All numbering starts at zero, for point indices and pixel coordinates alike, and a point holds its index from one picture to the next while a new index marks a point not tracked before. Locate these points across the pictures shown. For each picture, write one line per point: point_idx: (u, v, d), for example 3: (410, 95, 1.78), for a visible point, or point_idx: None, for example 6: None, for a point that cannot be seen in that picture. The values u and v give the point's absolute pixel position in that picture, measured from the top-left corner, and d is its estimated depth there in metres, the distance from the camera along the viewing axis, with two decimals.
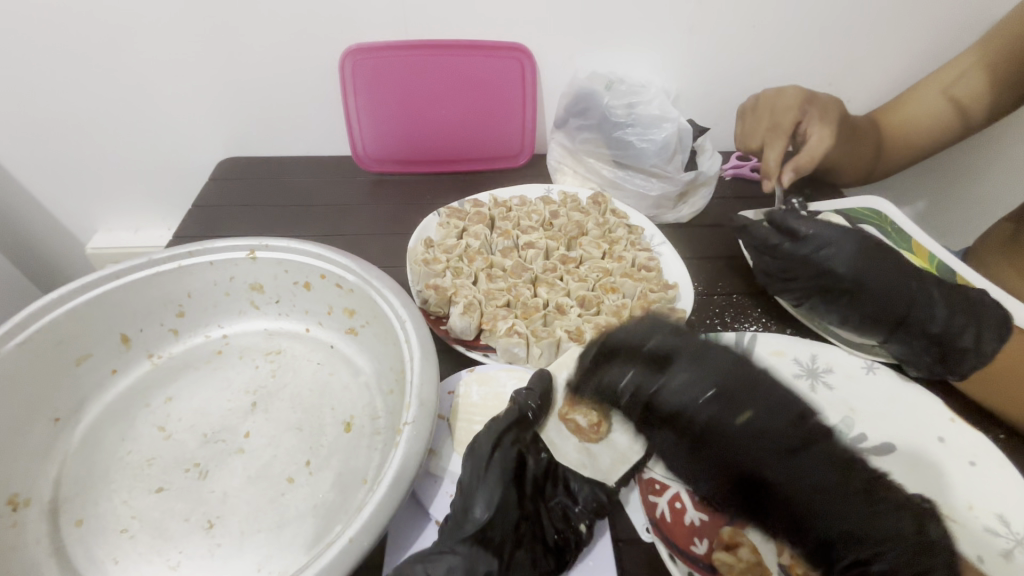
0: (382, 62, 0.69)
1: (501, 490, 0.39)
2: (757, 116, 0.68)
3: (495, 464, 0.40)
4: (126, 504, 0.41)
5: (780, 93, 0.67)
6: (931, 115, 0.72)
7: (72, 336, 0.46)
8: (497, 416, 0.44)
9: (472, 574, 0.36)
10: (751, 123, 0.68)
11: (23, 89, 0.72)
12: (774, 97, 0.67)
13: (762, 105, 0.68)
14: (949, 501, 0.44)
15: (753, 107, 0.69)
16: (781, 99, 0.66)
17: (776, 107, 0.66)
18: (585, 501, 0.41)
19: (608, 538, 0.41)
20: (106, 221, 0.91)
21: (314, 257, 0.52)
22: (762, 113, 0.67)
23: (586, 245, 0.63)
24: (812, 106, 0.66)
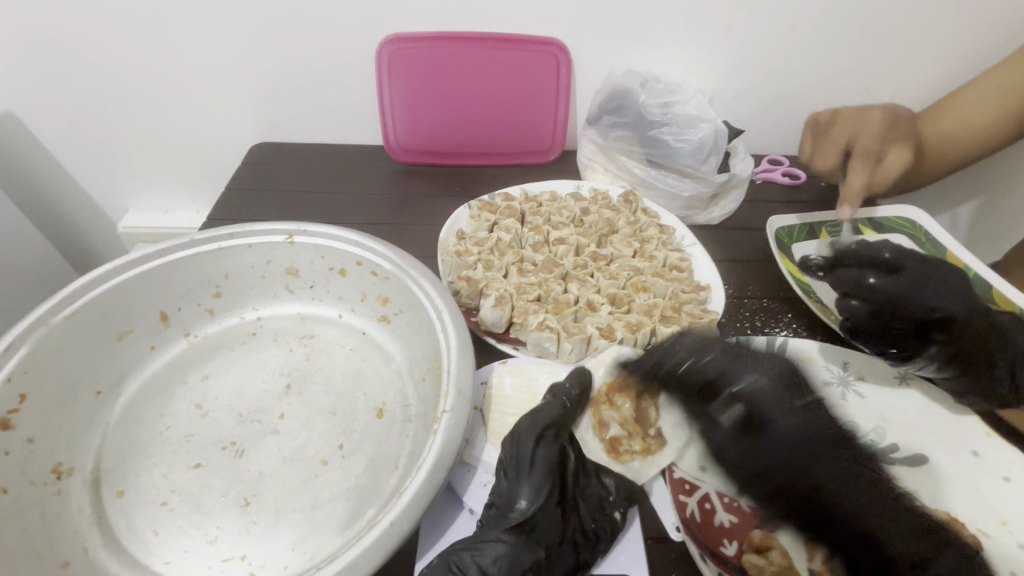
0: (419, 52, 0.69)
1: (547, 483, 0.39)
2: (831, 137, 0.67)
3: (539, 457, 0.40)
4: (165, 478, 0.42)
5: (862, 113, 0.66)
6: (970, 124, 0.70)
7: (116, 311, 0.47)
8: (536, 410, 0.44)
9: (518, 563, 0.36)
10: (826, 141, 0.67)
11: (66, 69, 0.73)
12: (856, 115, 0.66)
13: (842, 121, 0.66)
14: (983, 516, 0.44)
15: (828, 126, 0.68)
16: (864, 120, 0.65)
17: (857, 126, 0.65)
18: (619, 489, 0.41)
19: (638, 525, 0.41)
20: (137, 201, 0.93)
21: (352, 244, 0.52)
22: (841, 130, 0.66)
23: (617, 243, 0.63)
24: (896, 129, 0.66)
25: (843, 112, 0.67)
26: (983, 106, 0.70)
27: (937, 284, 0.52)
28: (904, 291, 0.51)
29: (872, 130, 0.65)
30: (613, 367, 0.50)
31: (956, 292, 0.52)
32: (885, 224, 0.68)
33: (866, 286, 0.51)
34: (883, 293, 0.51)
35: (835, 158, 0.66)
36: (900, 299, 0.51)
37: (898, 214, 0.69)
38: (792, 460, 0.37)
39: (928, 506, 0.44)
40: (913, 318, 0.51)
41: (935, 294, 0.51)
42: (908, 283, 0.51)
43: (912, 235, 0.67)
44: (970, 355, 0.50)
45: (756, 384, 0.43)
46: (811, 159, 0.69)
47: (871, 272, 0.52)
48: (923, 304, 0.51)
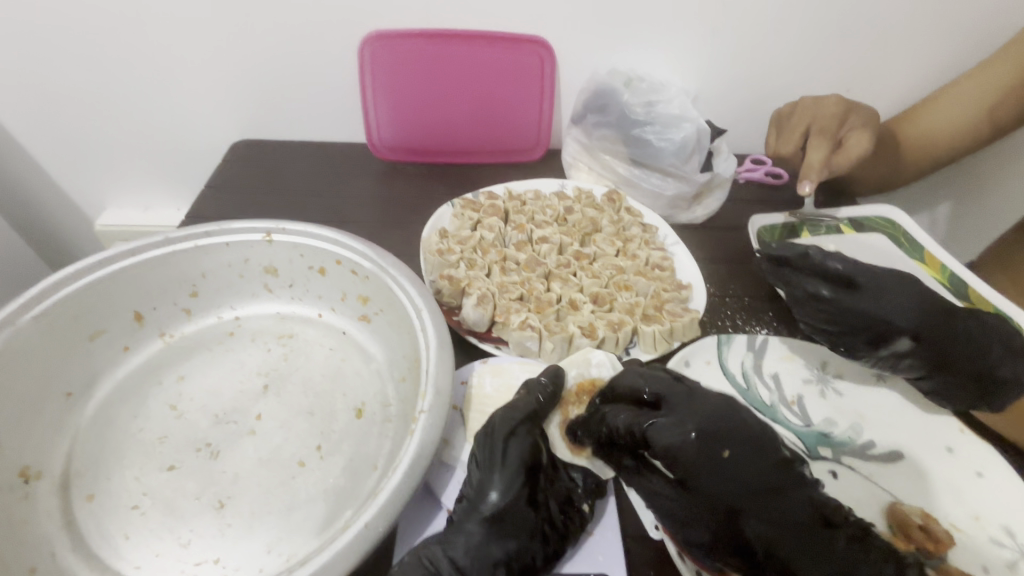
0: (401, 50, 0.68)
1: (518, 476, 0.39)
2: (791, 124, 0.69)
3: (512, 449, 0.40)
4: (137, 481, 0.41)
5: (819, 100, 0.68)
6: (945, 128, 0.72)
7: (87, 311, 0.46)
8: (511, 403, 0.43)
9: (487, 554, 0.36)
10: (787, 128, 0.69)
11: (39, 64, 0.72)
12: (813, 102, 0.68)
13: (801, 109, 0.68)
14: (956, 511, 0.44)
15: (788, 115, 0.70)
16: (820, 105, 0.67)
17: (813, 113, 0.67)
18: (586, 481, 0.42)
19: (614, 509, 0.42)
20: (116, 199, 0.91)
21: (331, 242, 0.51)
22: (799, 116, 0.68)
23: (600, 242, 0.63)
24: (855, 114, 0.67)
25: (800, 102, 0.69)
26: (957, 110, 0.71)
27: (895, 298, 0.51)
28: (860, 305, 0.50)
29: (828, 114, 0.66)
30: (589, 368, 0.50)
31: (915, 305, 0.51)
32: (865, 224, 0.69)
33: (822, 298, 0.52)
34: (840, 305, 0.51)
35: (796, 143, 0.68)
36: (854, 310, 0.50)
37: (876, 214, 0.70)
38: (717, 507, 0.36)
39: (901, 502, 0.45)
40: (874, 331, 0.50)
41: (892, 309, 0.50)
42: (869, 297, 0.51)
43: (891, 234, 0.68)
44: (935, 361, 0.49)
45: (682, 440, 0.38)
46: (775, 149, 0.70)
47: (824, 284, 0.52)
48: (874, 314, 0.50)
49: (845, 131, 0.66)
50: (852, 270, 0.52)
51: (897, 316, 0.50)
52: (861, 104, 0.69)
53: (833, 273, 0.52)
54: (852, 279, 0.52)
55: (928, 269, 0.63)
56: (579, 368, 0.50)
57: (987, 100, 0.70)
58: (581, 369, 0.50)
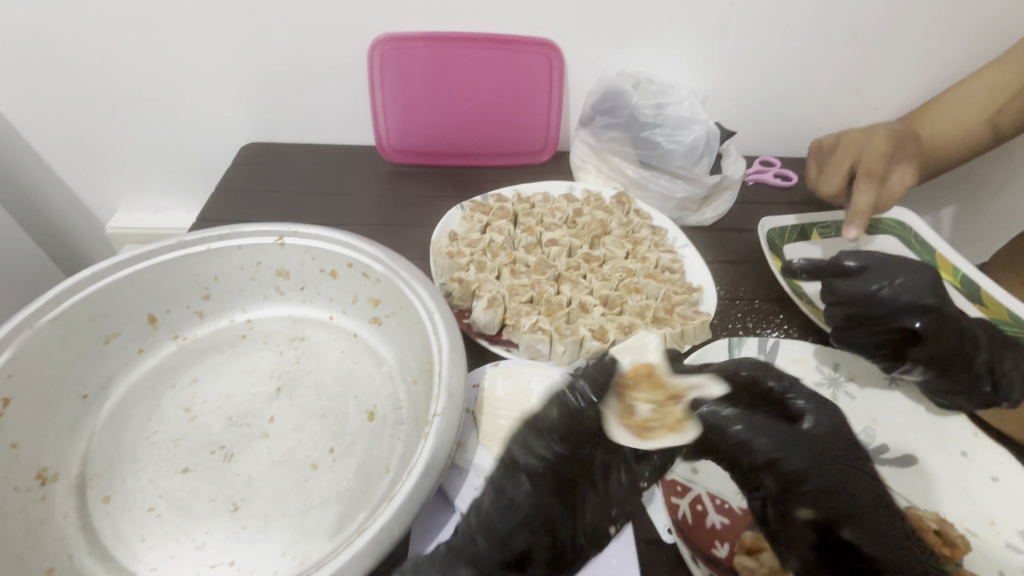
0: (411, 53, 0.69)
1: (536, 502, 0.34)
2: (840, 157, 0.66)
3: (529, 468, 0.35)
4: (152, 483, 0.41)
5: (868, 134, 0.67)
6: (957, 130, 0.71)
7: (102, 314, 0.47)
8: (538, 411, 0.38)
9: None
10: (832, 164, 0.67)
11: (52, 68, 0.72)
12: (859, 137, 0.66)
13: (845, 145, 0.67)
14: (971, 516, 0.44)
15: (832, 150, 0.68)
16: (868, 142, 0.65)
17: (860, 148, 0.65)
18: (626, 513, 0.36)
19: (630, 539, 0.40)
20: (126, 201, 0.92)
21: (343, 245, 0.52)
22: (845, 153, 0.66)
23: (609, 244, 0.63)
24: (902, 148, 0.66)
25: (845, 135, 0.68)
26: (965, 112, 0.70)
27: (909, 281, 0.49)
28: (872, 289, 0.49)
29: (878, 154, 0.64)
30: (647, 354, 0.42)
31: (930, 283, 0.49)
32: (875, 226, 0.68)
33: (840, 293, 0.50)
34: (855, 294, 0.49)
35: (840, 181, 0.65)
36: (873, 299, 0.49)
37: (886, 215, 0.69)
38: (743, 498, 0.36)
39: (914, 507, 0.44)
40: (891, 319, 0.48)
41: (911, 288, 0.49)
42: (883, 280, 0.49)
43: (902, 237, 0.67)
44: (950, 351, 0.48)
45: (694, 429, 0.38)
46: (818, 185, 0.68)
47: (837, 280, 0.51)
48: (891, 299, 0.48)
49: (892, 166, 0.65)
50: (866, 260, 0.51)
51: (912, 295, 0.48)
52: (902, 134, 0.67)
53: (848, 264, 0.50)
54: (866, 267, 0.50)
55: (940, 272, 0.63)
56: (635, 354, 0.43)
57: (995, 106, 0.69)
58: (637, 355, 0.43)
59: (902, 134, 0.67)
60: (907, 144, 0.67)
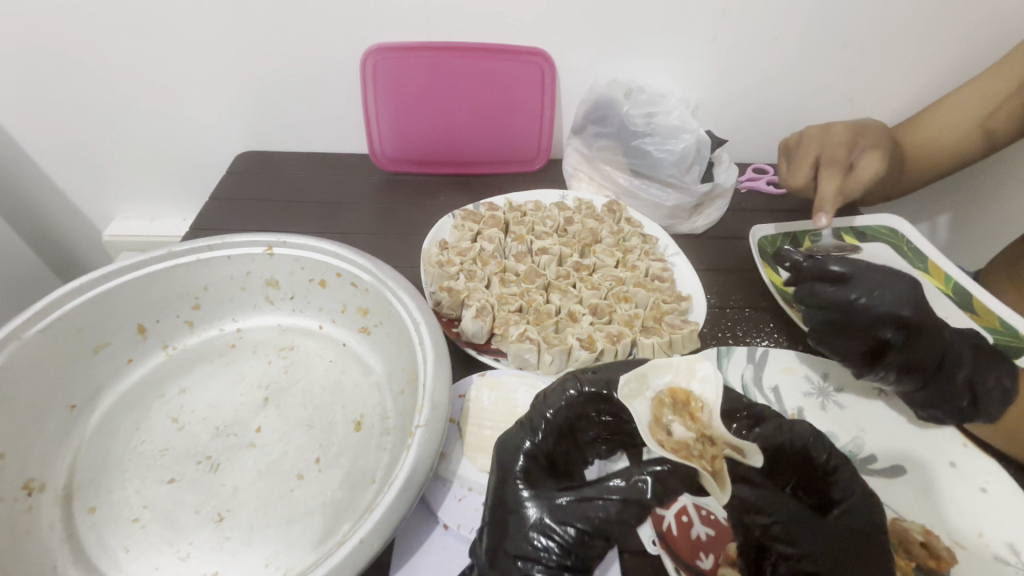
0: (403, 63, 0.69)
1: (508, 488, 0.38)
2: (802, 152, 0.67)
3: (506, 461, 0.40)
4: (138, 494, 0.42)
5: (827, 130, 0.67)
6: (948, 136, 0.71)
7: (91, 324, 0.47)
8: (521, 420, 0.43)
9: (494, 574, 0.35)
10: (797, 157, 0.68)
11: (48, 79, 0.73)
12: (822, 132, 0.67)
13: (808, 139, 0.68)
14: (959, 527, 0.44)
15: (798, 145, 0.69)
16: (827, 134, 0.67)
17: (821, 142, 0.66)
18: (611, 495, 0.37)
19: (614, 550, 0.41)
20: (123, 210, 0.92)
21: (332, 255, 0.52)
22: (807, 146, 0.67)
23: (600, 253, 0.63)
24: (862, 138, 0.66)
25: (809, 131, 0.69)
26: (958, 119, 0.70)
27: (888, 291, 0.49)
28: (851, 298, 0.49)
29: (837, 141, 0.65)
30: (689, 380, 0.41)
31: (909, 294, 0.49)
32: (867, 233, 0.68)
33: (822, 297, 0.50)
34: (835, 301, 0.49)
35: (807, 172, 0.66)
36: (849, 306, 0.49)
37: (878, 223, 0.69)
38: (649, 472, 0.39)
39: (901, 519, 0.44)
40: (866, 327, 0.49)
41: (890, 301, 0.48)
42: (862, 290, 0.49)
43: (894, 245, 0.67)
44: (922, 362, 0.48)
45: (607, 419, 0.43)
46: (786, 178, 0.69)
47: (819, 283, 0.51)
48: (870, 310, 0.48)
49: (856, 157, 0.65)
50: (851, 267, 0.50)
51: (891, 307, 0.48)
52: (864, 125, 0.68)
53: (831, 271, 0.51)
54: (848, 275, 0.50)
55: (931, 279, 0.63)
56: (676, 374, 0.41)
57: (987, 111, 0.69)
58: (680, 377, 0.41)
59: (866, 127, 0.68)
60: (876, 136, 0.67)
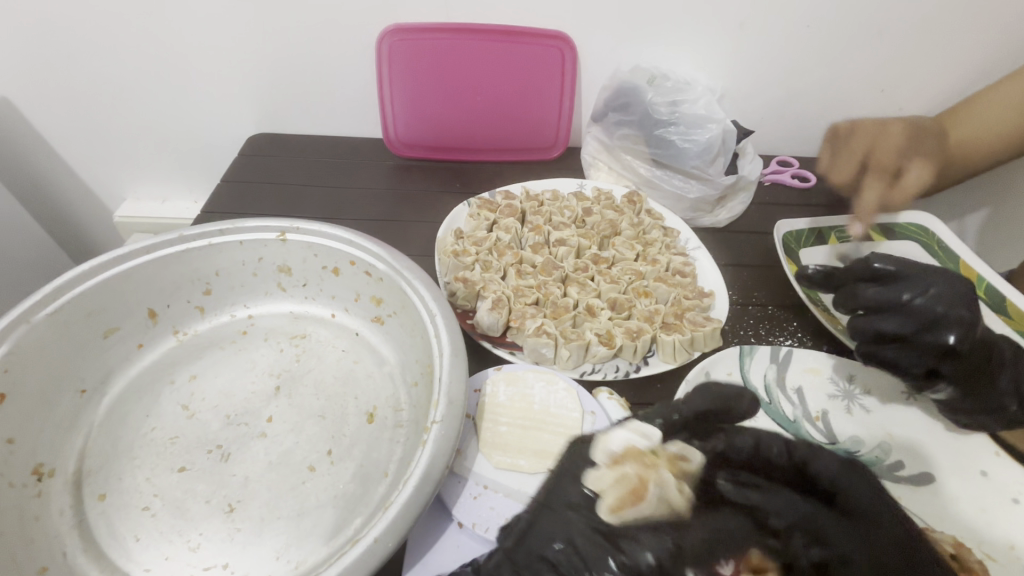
0: (419, 45, 0.67)
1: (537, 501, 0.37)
2: (854, 143, 0.63)
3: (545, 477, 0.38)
4: (148, 482, 0.41)
5: (884, 126, 0.63)
6: (989, 130, 0.67)
7: (101, 308, 0.46)
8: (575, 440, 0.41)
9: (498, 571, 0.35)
10: (842, 153, 0.63)
11: (60, 56, 0.72)
12: (877, 127, 0.63)
13: (861, 132, 0.63)
14: (988, 539, 0.43)
15: (847, 134, 0.64)
16: (884, 132, 0.62)
17: (877, 139, 0.62)
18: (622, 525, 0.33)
19: None
20: (134, 190, 0.91)
21: (346, 243, 0.51)
22: (858, 143, 0.62)
23: (619, 246, 0.62)
24: (916, 150, 0.63)
25: (863, 122, 0.64)
26: (999, 112, 0.67)
27: (941, 292, 0.44)
28: (904, 296, 0.44)
29: (891, 146, 0.61)
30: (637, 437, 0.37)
31: (964, 297, 0.44)
32: (896, 231, 0.66)
33: (865, 297, 0.45)
34: (884, 302, 0.44)
35: (852, 169, 0.62)
36: (901, 306, 0.44)
37: (909, 220, 0.66)
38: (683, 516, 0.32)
39: (931, 529, 0.42)
40: (915, 333, 0.43)
41: (944, 298, 0.43)
42: (915, 288, 0.44)
43: (924, 243, 0.65)
44: (975, 369, 0.45)
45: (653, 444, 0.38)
46: (828, 169, 0.64)
47: (863, 282, 0.46)
48: (928, 309, 0.43)
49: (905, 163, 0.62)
50: (900, 265, 0.46)
51: (947, 309, 0.43)
52: (915, 129, 0.64)
53: (875, 266, 0.46)
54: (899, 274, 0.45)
55: (962, 280, 0.60)
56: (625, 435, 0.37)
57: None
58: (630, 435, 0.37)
59: (922, 135, 0.64)
60: (926, 145, 0.64)
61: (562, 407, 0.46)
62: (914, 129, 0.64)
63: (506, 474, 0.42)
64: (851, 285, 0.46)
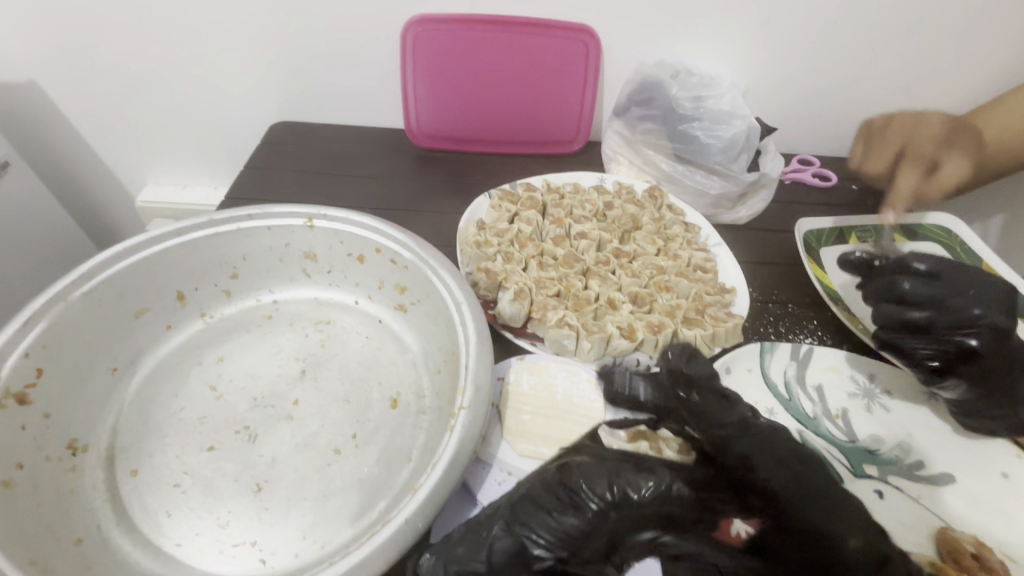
0: (443, 36, 0.67)
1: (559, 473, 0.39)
2: (886, 139, 0.62)
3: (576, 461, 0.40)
4: (178, 460, 0.42)
5: (920, 118, 0.62)
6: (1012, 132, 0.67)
7: (133, 289, 0.47)
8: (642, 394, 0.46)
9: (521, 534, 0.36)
10: (877, 144, 0.63)
11: (88, 42, 0.73)
12: (914, 119, 0.62)
13: (894, 126, 0.62)
14: (1009, 540, 0.43)
15: (880, 129, 0.63)
16: (920, 124, 0.61)
17: (912, 132, 0.61)
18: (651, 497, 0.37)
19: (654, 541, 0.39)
20: (155, 175, 0.92)
21: (372, 230, 0.51)
22: (893, 134, 0.62)
23: (640, 240, 0.62)
24: (956, 137, 0.61)
25: (898, 115, 0.63)
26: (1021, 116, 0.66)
27: (973, 291, 0.48)
28: (943, 296, 0.47)
29: (925, 135, 0.61)
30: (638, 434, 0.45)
31: (999, 300, 0.49)
32: (919, 232, 0.65)
33: (903, 294, 0.48)
34: (922, 298, 0.48)
35: (886, 162, 0.62)
36: (935, 303, 0.47)
37: (933, 222, 0.66)
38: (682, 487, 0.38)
39: (951, 528, 0.42)
40: (949, 331, 0.47)
41: (977, 302, 0.47)
42: (954, 291, 0.48)
43: (946, 245, 0.64)
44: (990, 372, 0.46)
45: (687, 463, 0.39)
46: (860, 165, 0.64)
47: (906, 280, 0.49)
48: (969, 315, 0.47)
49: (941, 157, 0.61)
50: (936, 265, 0.50)
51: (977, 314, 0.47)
52: (953, 118, 0.63)
53: (910, 266, 0.50)
54: (935, 273, 0.49)
55: None
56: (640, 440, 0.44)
57: None
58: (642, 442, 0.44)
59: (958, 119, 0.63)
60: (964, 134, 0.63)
61: (584, 399, 0.47)
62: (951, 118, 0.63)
63: (529, 461, 0.43)
64: (887, 282, 0.49)
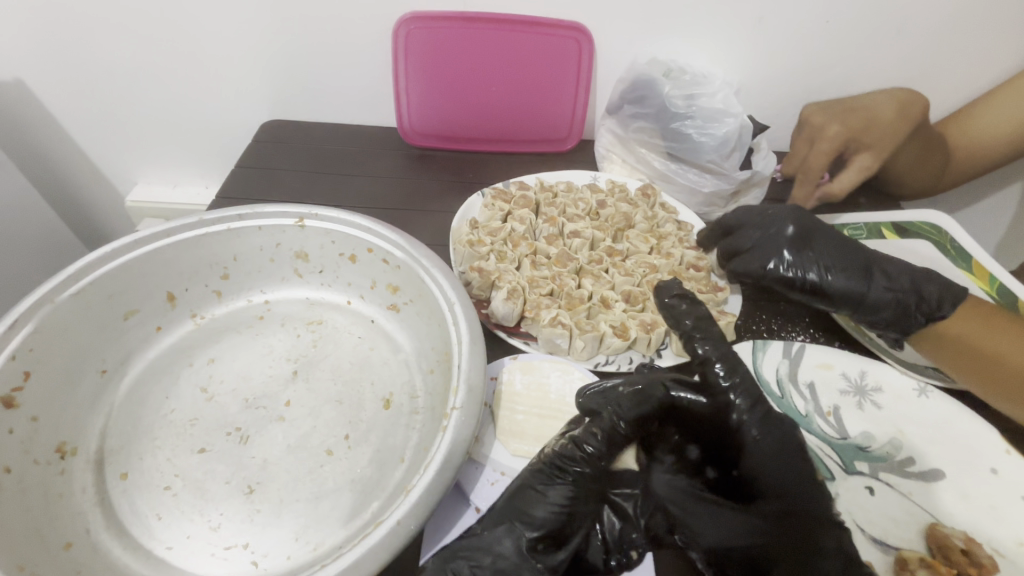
0: (435, 33, 0.67)
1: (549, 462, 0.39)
2: (796, 147, 0.69)
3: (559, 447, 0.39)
4: (169, 462, 0.42)
5: (823, 126, 0.65)
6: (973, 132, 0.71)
7: (121, 290, 0.47)
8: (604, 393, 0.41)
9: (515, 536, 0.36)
10: (795, 146, 0.69)
11: (75, 40, 0.72)
12: (818, 128, 0.66)
13: (806, 132, 0.67)
14: (997, 536, 0.43)
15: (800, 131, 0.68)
16: (823, 132, 0.65)
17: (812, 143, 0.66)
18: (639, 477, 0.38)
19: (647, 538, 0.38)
20: (146, 175, 0.92)
21: (363, 230, 0.51)
22: (800, 146, 0.68)
23: (633, 239, 0.62)
24: (860, 137, 0.64)
25: (811, 117, 0.66)
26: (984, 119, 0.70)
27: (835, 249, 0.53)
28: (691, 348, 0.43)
29: (826, 149, 0.64)
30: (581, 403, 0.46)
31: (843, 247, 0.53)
32: (910, 229, 0.65)
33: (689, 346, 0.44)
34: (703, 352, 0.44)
35: (791, 168, 0.70)
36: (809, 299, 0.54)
37: (923, 219, 0.66)
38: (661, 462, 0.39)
39: (940, 525, 0.43)
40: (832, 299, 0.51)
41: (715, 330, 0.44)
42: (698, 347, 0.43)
43: (935, 243, 0.63)
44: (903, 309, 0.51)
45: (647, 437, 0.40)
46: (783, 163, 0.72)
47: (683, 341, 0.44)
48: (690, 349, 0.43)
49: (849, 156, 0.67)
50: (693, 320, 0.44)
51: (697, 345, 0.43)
52: (871, 121, 0.64)
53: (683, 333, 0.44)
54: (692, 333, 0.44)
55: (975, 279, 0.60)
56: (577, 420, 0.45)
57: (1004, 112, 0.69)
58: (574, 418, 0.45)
59: (877, 123, 0.64)
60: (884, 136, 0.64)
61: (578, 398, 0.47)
62: (868, 120, 0.64)
63: (522, 461, 0.43)
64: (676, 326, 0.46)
